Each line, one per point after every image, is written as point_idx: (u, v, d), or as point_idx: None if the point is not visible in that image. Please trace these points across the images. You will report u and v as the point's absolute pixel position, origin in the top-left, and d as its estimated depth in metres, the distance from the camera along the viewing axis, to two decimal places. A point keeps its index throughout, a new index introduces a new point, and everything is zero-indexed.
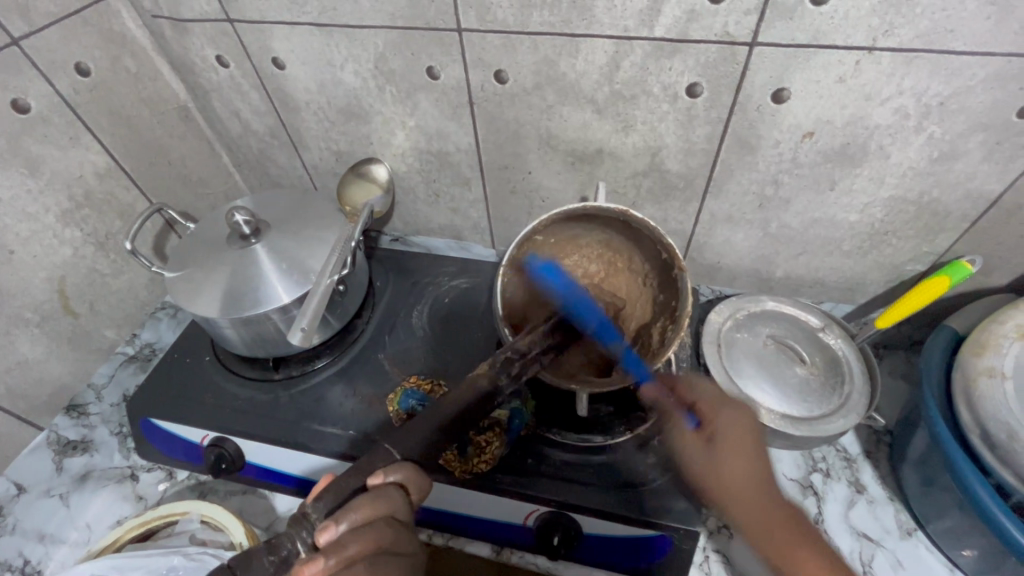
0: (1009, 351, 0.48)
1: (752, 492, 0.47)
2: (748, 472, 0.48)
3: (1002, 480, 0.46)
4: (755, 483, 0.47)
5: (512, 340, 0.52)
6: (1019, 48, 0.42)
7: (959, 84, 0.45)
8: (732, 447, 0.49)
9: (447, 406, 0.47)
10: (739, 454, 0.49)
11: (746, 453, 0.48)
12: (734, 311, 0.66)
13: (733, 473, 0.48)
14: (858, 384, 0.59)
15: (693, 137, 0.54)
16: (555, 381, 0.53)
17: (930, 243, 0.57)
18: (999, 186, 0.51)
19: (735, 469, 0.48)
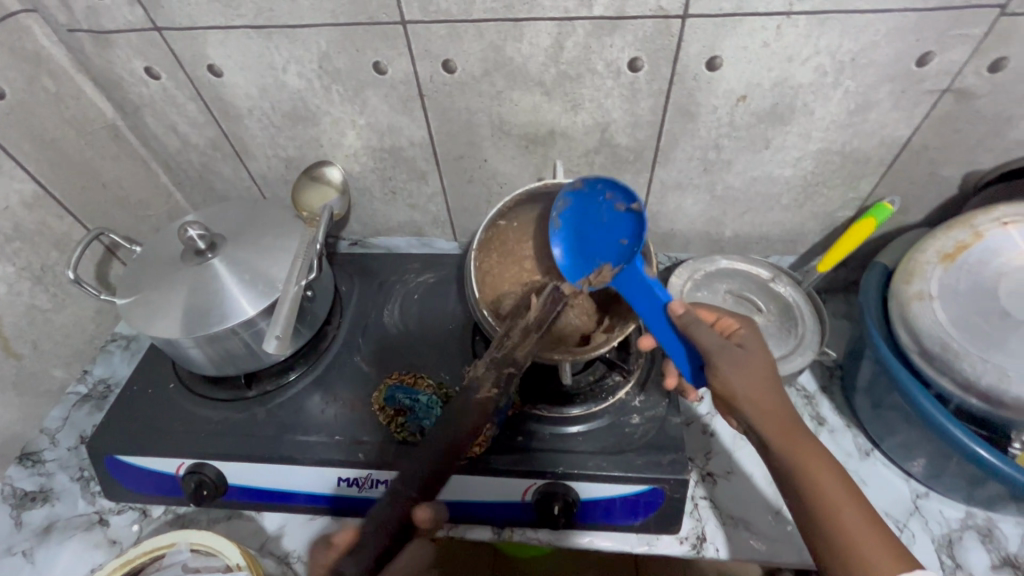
0: (932, 275, 0.53)
1: (783, 417, 0.45)
2: (774, 396, 0.46)
3: (940, 388, 0.52)
4: (777, 406, 0.45)
5: (505, 347, 0.54)
6: (914, 3, 0.47)
7: (867, 39, 0.50)
8: (759, 366, 0.47)
9: (444, 423, 0.50)
10: (770, 376, 0.47)
11: (773, 378, 0.47)
12: (692, 273, 0.70)
13: (763, 397, 0.45)
14: (809, 324, 0.64)
15: (638, 110, 0.57)
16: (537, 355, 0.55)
17: (855, 189, 0.63)
18: (908, 130, 0.57)
19: (763, 392, 0.46)
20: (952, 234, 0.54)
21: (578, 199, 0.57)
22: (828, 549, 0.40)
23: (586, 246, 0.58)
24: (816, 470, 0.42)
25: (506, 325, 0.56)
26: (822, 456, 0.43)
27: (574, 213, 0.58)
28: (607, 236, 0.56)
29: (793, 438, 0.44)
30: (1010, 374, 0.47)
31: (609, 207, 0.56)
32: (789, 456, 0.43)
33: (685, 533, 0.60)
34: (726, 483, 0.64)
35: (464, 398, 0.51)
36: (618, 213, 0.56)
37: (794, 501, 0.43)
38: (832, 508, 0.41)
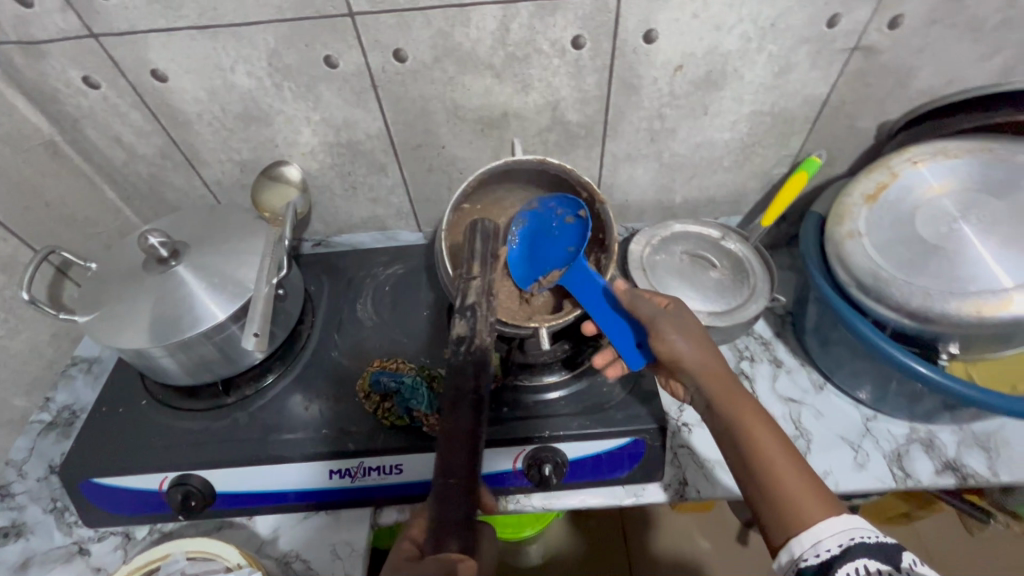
0: (859, 215, 0.59)
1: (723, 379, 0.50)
2: (714, 360, 0.51)
3: (878, 315, 0.57)
4: (716, 369, 0.50)
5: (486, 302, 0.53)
6: None
7: (783, 5, 0.55)
8: (697, 335, 0.53)
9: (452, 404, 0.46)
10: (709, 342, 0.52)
11: (711, 345, 0.52)
12: (649, 239, 0.74)
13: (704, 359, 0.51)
14: (760, 275, 0.69)
15: (585, 86, 0.61)
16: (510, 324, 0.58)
17: (787, 146, 0.69)
18: (826, 88, 0.62)
19: (704, 356, 0.51)
20: (872, 177, 0.61)
21: (533, 217, 0.62)
22: (762, 493, 0.43)
23: (537, 257, 0.61)
24: (751, 421, 0.46)
25: (484, 283, 0.54)
26: (756, 409, 0.47)
27: (528, 231, 0.62)
28: (555, 245, 0.61)
29: (732, 395, 0.48)
30: (932, 292, 0.53)
31: (560, 221, 0.61)
32: (729, 410, 0.48)
33: (669, 480, 0.64)
34: (701, 431, 0.68)
35: (467, 367, 0.48)
36: (567, 224, 0.61)
37: (734, 455, 0.46)
38: (764, 455, 0.44)
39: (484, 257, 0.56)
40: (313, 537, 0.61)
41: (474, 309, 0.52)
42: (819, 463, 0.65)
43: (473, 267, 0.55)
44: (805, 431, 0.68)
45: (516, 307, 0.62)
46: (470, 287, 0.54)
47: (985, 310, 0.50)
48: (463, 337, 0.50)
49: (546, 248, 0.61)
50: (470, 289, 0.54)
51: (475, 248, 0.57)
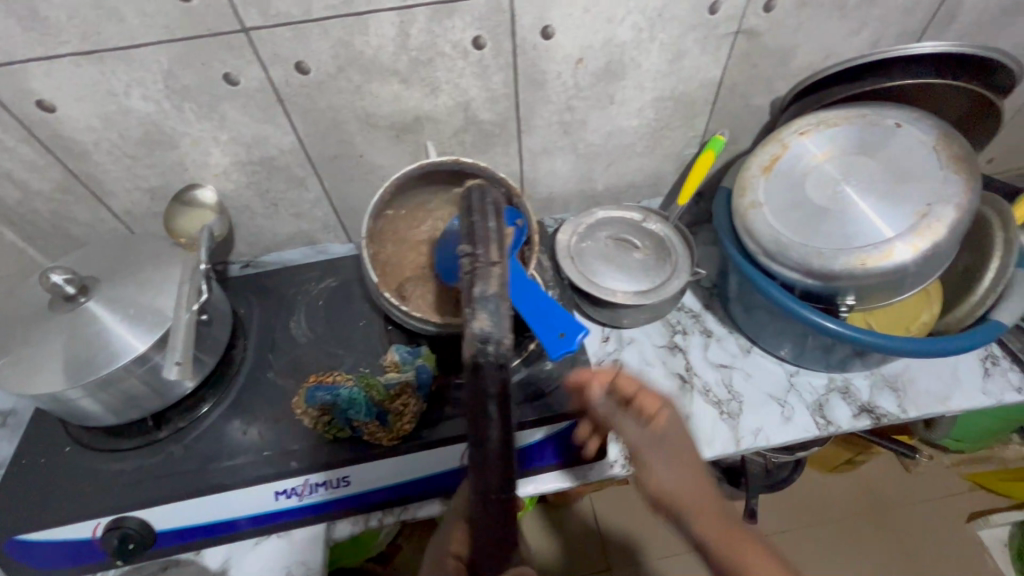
0: (758, 186, 0.63)
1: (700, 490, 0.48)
2: (695, 482, 0.49)
3: (785, 278, 0.61)
4: (696, 493, 0.48)
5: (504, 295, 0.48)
6: None
7: None
8: (680, 455, 0.51)
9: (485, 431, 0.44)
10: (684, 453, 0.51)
11: (692, 464, 0.50)
12: (576, 228, 0.75)
13: (684, 487, 0.48)
14: (680, 251, 0.73)
15: (492, 85, 0.62)
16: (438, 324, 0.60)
17: (692, 128, 0.73)
18: (719, 70, 0.66)
19: (680, 481, 0.49)
20: (767, 150, 0.65)
21: None
22: None
23: None
24: (751, 561, 0.42)
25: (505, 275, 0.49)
26: (750, 541, 0.43)
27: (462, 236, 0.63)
28: None
29: (722, 532, 0.44)
30: (824, 252, 0.58)
31: None
32: (722, 549, 0.44)
33: (616, 456, 0.65)
34: None
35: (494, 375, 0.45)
36: None
37: None
38: None
39: (496, 238, 0.50)
40: (268, 561, 0.59)
41: (493, 303, 0.47)
42: (751, 422, 0.70)
43: (493, 254, 0.49)
44: (737, 394, 0.72)
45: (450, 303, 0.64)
46: (488, 272, 0.48)
47: (871, 263, 0.55)
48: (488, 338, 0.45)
49: None
50: (489, 277, 0.48)
51: (489, 228, 0.50)
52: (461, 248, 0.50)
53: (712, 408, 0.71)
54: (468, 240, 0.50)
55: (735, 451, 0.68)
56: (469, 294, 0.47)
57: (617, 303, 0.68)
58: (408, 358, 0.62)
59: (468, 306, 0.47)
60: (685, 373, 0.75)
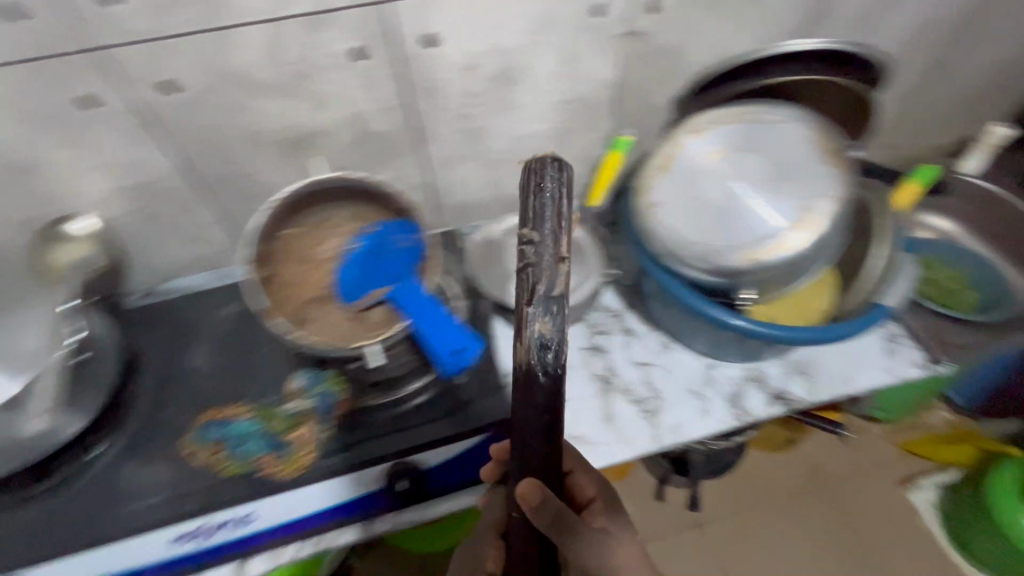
0: (657, 185, 0.63)
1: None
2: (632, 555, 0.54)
3: (690, 277, 0.61)
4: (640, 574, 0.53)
5: (562, 295, 0.42)
6: None
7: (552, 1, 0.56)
8: (624, 541, 0.55)
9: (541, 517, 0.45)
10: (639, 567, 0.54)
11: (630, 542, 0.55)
12: (486, 233, 0.76)
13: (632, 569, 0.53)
14: (589, 253, 0.74)
15: (383, 95, 0.60)
16: (334, 346, 0.56)
17: (598, 128, 0.73)
18: (616, 71, 0.66)
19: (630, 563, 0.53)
20: (664, 149, 0.64)
21: (367, 237, 0.61)
22: None
23: (369, 276, 0.60)
24: None
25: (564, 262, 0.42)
26: None
27: (360, 251, 0.60)
28: (389, 268, 0.60)
29: None
30: (715, 250, 0.59)
31: (396, 245, 0.60)
32: None
33: None
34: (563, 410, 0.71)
35: (538, 416, 0.43)
36: (402, 250, 0.60)
37: None
38: None
39: (567, 224, 0.44)
40: None
41: (555, 306, 0.42)
42: (671, 419, 0.71)
43: (562, 244, 0.43)
44: (657, 391, 0.73)
45: (349, 325, 0.58)
46: (555, 273, 0.42)
47: (759, 257, 0.58)
48: (548, 345, 0.41)
49: (380, 269, 0.60)
50: (550, 272, 0.42)
51: (559, 206, 0.44)
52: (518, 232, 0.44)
53: (633, 407, 0.72)
54: (528, 222, 0.43)
55: (656, 448, 0.69)
56: (529, 292, 0.42)
57: (524, 309, 0.69)
58: (308, 386, 0.62)
59: (522, 309, 0.42)
60: (606, 374, 0.75)
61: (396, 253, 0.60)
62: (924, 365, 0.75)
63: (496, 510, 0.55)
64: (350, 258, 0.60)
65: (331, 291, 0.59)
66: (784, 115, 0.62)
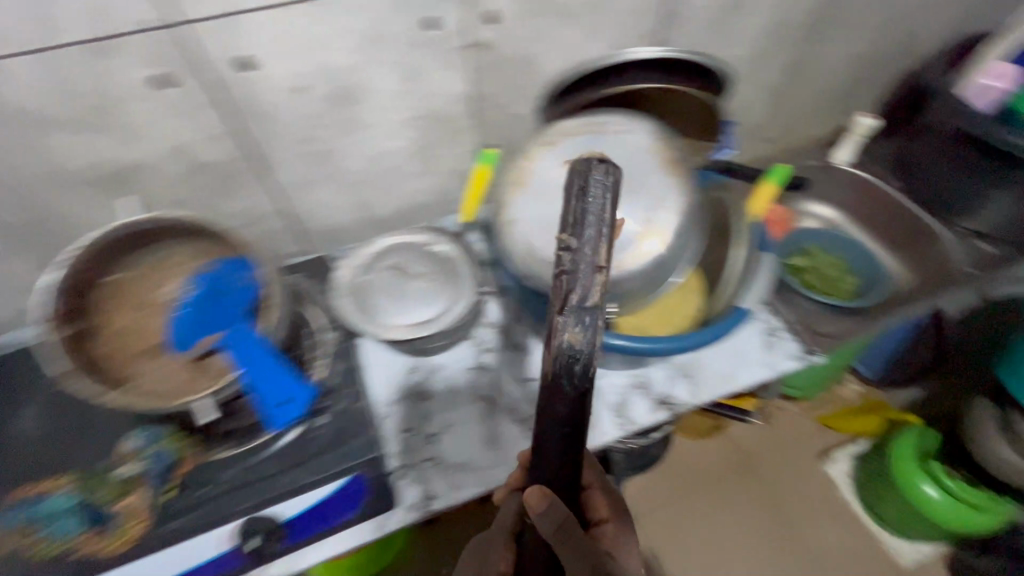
0: (514, 201, 0.60)
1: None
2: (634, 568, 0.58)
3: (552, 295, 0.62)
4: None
5: (592, 317, 0.36)
6: None
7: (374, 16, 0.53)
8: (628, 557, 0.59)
9: (566, 537, 0.45)
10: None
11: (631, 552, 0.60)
12: (357, 259, 0.70)
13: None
14: (464, 271, 0.70)
15: (206, 123, 0.55)
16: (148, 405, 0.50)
17: (462, 142, 0.70)
18: (467, 84, 0.63)
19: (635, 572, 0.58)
20: (518, 163, 0.61)
21: (206, 277, 0.56)
22: None
23: (205, 321, 0.55)
24: None
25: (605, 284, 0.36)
26: None
27: (197, 293, 0.55)
28: (226, 312, 0.55)
29: None
30: None
31: (235, 287, 0.55)
32: None
33: (413, 499, 0.64)
34: (446, 437, 0.69)
35: (558, 429, 0.39)
36: (241, 291, 0.55)
37: None
38: None
39: (610, 234, 0.37)
40: None
41: (590, 320, 0.36)
42: None
43: (602, 251, 0.37)
44: None
45: (183, 376, 0.53)
46: (593, 280, 0.36)
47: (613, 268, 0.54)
48: (578, 358, 0.36)
49: (216, 313, 0.55)
50: (587, 284, 0.36)
51: (600, 203, 0.38)
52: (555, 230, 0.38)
53: (517, 425, 0.71)
54: (562, 227, 0.37)
55: None
56: (560, 300, 0.36)
57: (388, 338, 0.63)
58: (140, 447, 0.56)
59: (556, 316, 0.36)
60: (491, 394, 0.73)
61: (234, 294, 0.55)
62: (800, 355, 0.76)
63: (511, 513, 0.55)
64: (186, 301, 0.55)
65: (162, 338, 0.55)
66: (640, 124, 0.58)
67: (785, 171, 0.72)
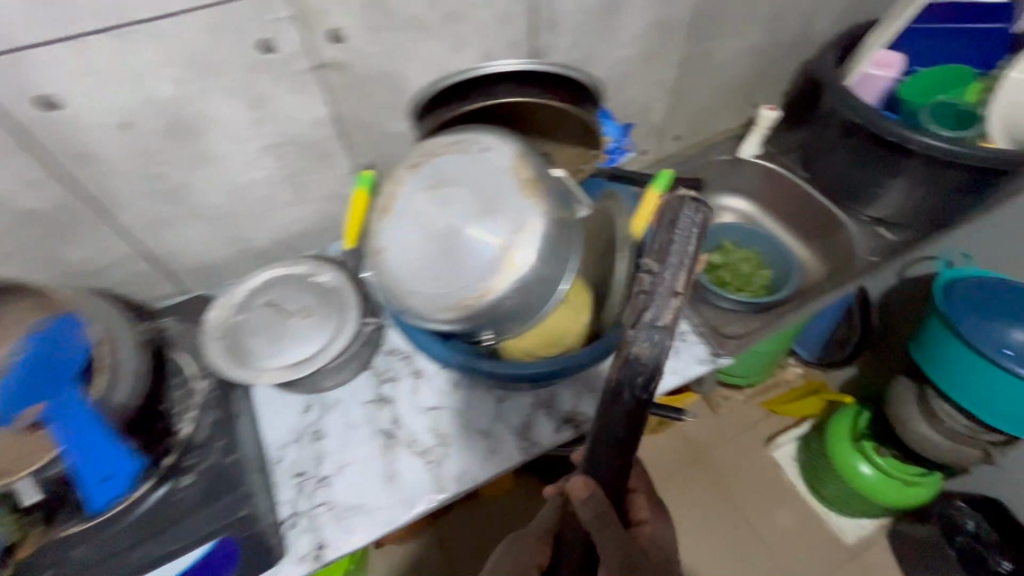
0: (382, 226, 0.57)
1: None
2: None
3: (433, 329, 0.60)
4: None
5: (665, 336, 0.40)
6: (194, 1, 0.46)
7: (190, 43, 0.48)
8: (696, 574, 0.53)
9: (603, 528, 0.44)
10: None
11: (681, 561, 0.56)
12: (231, 298, 0.66)
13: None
14: (351, 301, 0.66)
15: (19, 171, 0.50)
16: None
17: (336, 166, 0.66)
18: (326, 107, 0.59)
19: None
20: (385, 189, 0.58)
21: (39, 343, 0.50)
22: None
23: (33, 392, 0.49)
24: None
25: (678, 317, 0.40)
26: None
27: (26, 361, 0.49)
28: (58, 384, 0.49)
29: None
30: (433, 297, 0.54)
31: (71, 357, 0.50)
32: None
33: (304, 550, 0.60)
34: (340, 479, 0.65)
35: (612, 437, 0.43)
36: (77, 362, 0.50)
37: None
38: None
39: (689, 266, 0.42)
40: None
41: (664, 338, 0.40)
42: (455, 467, 0.67)
43: (681, 282, 0.41)
44: (444, 437, 0.69)
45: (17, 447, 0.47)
46: (667, 305, 0.40)
47: (477, 302, 0.52)
48: (642, 368, 0.41)
49: (47, 384, 0.49)
50: (660, 313, 0.40)
51: (685, 244, 0.42)
52: (641, 258, 0.42)
53: (416, 459, 0.67)
54: (652, 257, 0.42)
55: (440, 502, 0.65)
56: (633, 319, 0.41)
57: (260, 383, 0.59)
58: None
59: (628, 332, 0.41)
60: (390, 428, 0.70)
61: (68, 366, 0.50)
62: (708, 360, 0.75)
63: (551, 514, 0.55)
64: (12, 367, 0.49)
65: None
66: (501, 139, 0.54)
67: (669, 178, 0.67)
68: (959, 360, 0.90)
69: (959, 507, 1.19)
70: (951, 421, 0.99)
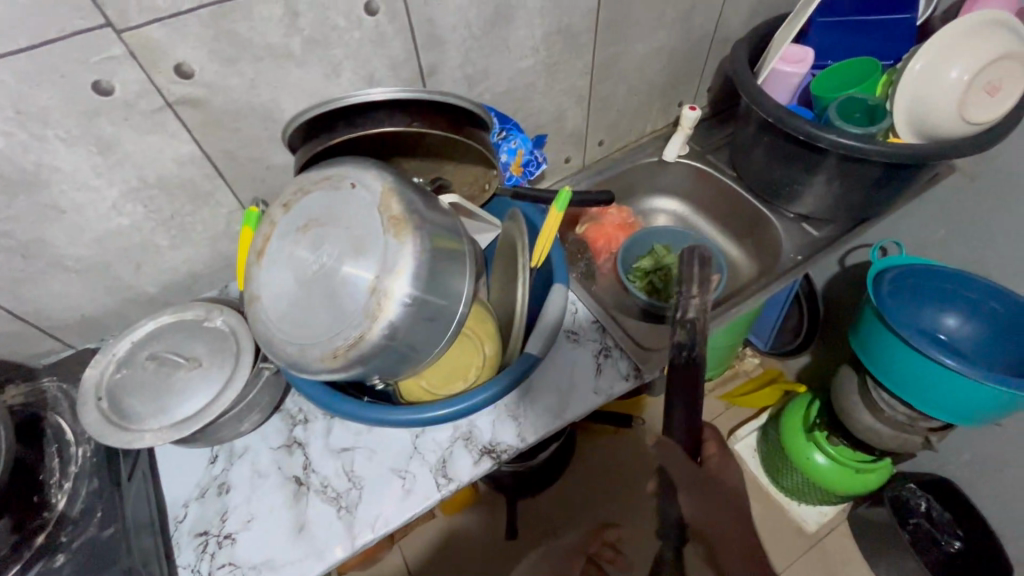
0: (253, 274, 0.53)
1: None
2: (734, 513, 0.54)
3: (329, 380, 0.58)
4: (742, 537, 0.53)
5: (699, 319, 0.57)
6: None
7: (7, 90, 0.44)
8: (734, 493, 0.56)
9: (672, 467, 0.50)
10: (735, 533, 0.53)
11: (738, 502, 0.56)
12: (113, 353, 0.62)
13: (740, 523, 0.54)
14: (244, 348, 0.62)
15: None
16: None
17: (218, 204, 0.62)
18: (190, 144, 0.55)
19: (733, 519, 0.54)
20: (259, 231, 0.54)
21: None
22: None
23: None
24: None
25: (704, 303, 0.58)
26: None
27: None
28: None
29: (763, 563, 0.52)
30: (305, 346, 0.50)
31: None
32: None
33: None
34: (246, 535, 0.61)
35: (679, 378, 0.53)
36: None
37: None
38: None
39: (700, 279, 0.61)
40: None
41: (695, 324, 0.57)
42: (368, 513, 0.63)
43: (694, 288, 0.60)
44: (357, 479, 0.65)
45: None
46: (689, 300, 0.59)
47: (349, 351, 0.48)
48: (683, 346, 0.55)
49: None
50: (691, 306, 0.59)
51: (692, 271, 0.62)
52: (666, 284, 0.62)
53: (329, 506, 0.63)
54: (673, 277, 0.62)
55: (352, 551, 0.61)
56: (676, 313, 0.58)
57: (141, 447, 0.55)
58: None
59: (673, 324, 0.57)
60: (302, 475, 0.66)
61: None
62: (633, 376, 0.72)
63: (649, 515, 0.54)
64: None
65: None
66: (374, 171, 0.51)
67: (567, 198, 0.66)
68: (891, 349, 0.89)
69: (912, 489, 1.18)
70: (889, 410, 0.99)
